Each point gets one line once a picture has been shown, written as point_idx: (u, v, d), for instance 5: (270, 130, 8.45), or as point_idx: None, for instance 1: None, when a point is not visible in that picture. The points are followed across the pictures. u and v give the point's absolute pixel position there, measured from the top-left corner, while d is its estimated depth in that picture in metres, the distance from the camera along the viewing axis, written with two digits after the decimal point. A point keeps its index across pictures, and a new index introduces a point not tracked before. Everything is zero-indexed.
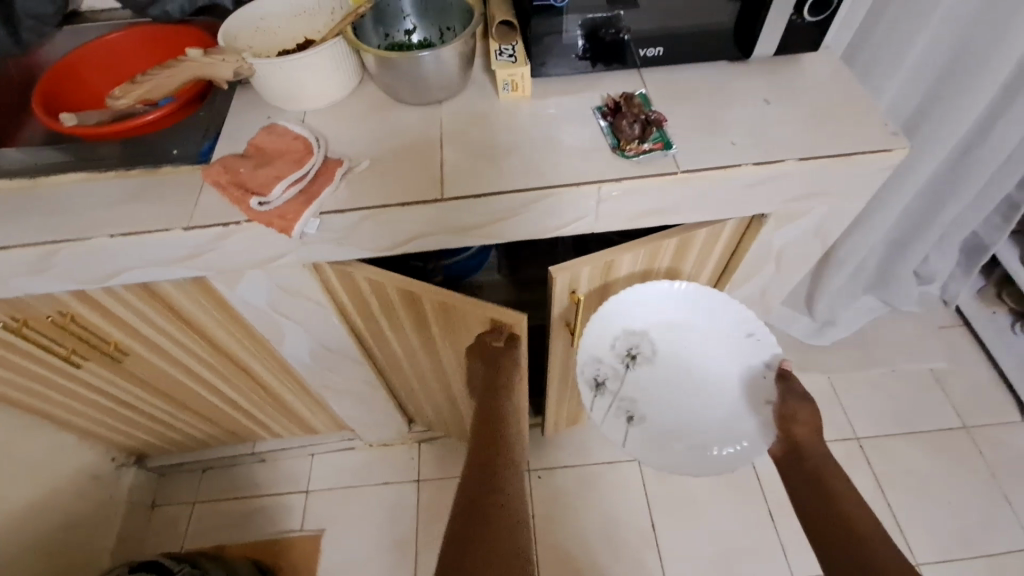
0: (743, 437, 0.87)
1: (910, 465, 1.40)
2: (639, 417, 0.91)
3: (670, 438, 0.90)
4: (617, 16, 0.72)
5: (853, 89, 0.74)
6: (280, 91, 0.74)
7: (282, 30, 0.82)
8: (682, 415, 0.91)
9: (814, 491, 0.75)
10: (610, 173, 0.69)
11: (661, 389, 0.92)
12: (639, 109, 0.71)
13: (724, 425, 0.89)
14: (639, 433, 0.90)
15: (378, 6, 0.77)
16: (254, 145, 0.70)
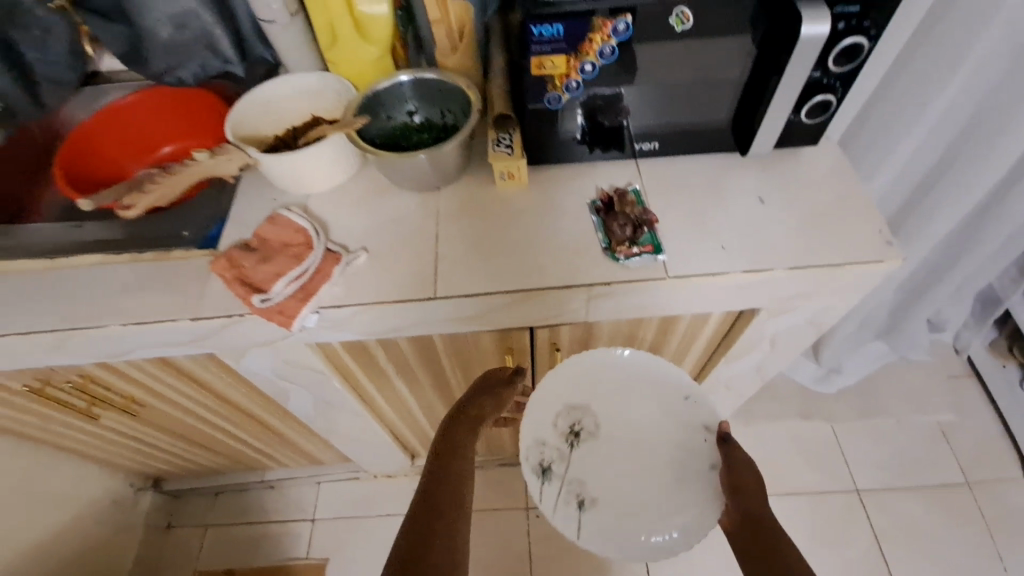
0: (693, 521, 0.68)
1: (910, 522, 1.39)
2: (593, 503, 0.71)
3: (631, 525, 0.70)
4: (619, 93, 0.69)
5: (850, 190, 0.74)
6: (284, 179, 0.77)
7: (289, 111, 0.85)
8: (637, 492, 0.72)
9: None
10: (597, 273, 0.70)
11: (611, 464, 0.73)
12: (632, 209, 0.72)
13: (679, 501, 0.70)
14: (593, 525, 0.70)
15: (378, 94, 0.78)
16: (258, 237, 0.73)
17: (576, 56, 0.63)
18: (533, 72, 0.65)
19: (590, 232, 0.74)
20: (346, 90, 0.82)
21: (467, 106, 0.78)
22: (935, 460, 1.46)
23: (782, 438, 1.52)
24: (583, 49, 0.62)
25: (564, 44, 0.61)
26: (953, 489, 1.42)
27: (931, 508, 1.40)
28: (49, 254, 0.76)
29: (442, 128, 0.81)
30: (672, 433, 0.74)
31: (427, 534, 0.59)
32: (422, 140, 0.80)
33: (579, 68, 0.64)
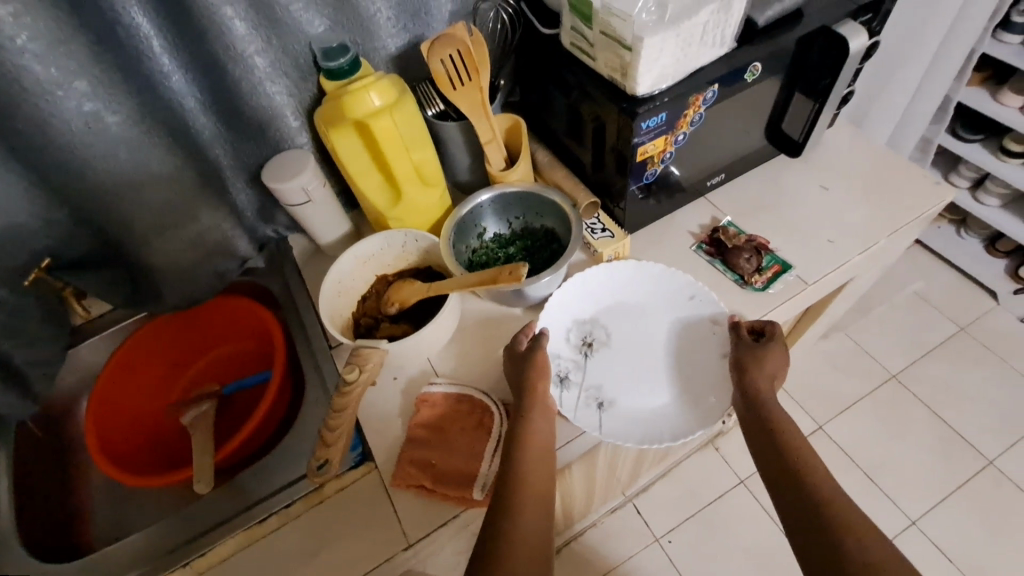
0: (712, 399, 0.67)
1: (943, 380, 1.61)
2: (611, 405, 0.68)
3: (648, 423, 0.66)
4: (669, 152, 0.70)
5: (879, 151, 0.86)
6: (405, 356, 0.71)
7: (357, 284, 0.77)
8: (648, 396, 0.68)
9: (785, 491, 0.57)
10: (749, 308, 0.73)
11: (630, 367, 0.70)
12: (741, 239, 0.77)
13: (709, 386, 0.68)
14: (617, 423, 0.66)
15: (458, 229, 0.76)
16: (422, 428, 0.66)
17: (673, 132, 0.66)
18: (638, 158, 0.67)
19: (714, 275, 0.77)
20: (412, 237, 0.76)
21: (541, 205, 0.78)
22: (930, 322, 1.70)
23: (819, 362, 1.66)
24: (678, 124, 0.66)
25: (665, 126, 0.65)
26: (953, 338, 1.67)
27: (949, 362, 1.64)
28: (178, 564, 0.65)
29: (520, 235, 0.81)
30: (683, 335, 0.72)
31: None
32: (512, 254, 0.79)
33: (674, 140, 0.68)
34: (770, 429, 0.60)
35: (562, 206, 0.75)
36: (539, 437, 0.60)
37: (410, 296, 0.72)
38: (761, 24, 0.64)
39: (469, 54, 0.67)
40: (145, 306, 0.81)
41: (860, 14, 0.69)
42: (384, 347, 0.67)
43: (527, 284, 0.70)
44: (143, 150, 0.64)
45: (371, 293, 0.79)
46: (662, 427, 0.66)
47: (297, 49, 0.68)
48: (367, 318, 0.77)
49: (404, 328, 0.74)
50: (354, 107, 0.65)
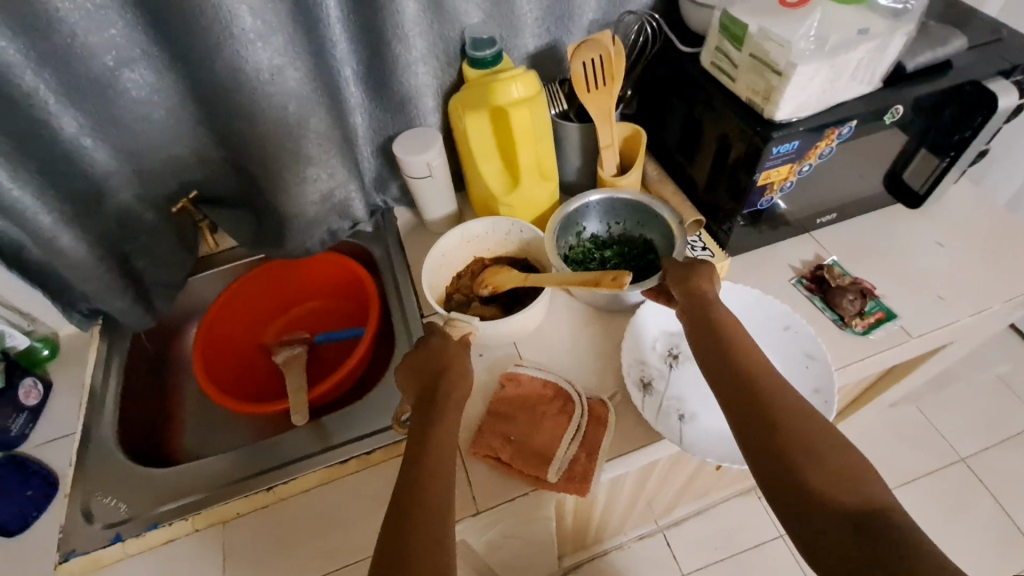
0: None
1: (1019, 474, 1.50)
2: (692, 418, 0.68)
3: (729, 445, 0.65)
4: (789, 182, 0.70)
5: (1002, 216, 0.83)
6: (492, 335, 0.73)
7: (455, 260, 0.80)
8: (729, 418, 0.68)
9: (757, 434, 0.53)
10: (845, 350, 0.72)
11: None
12: (846, 281, 0.76)
13: None
14: (696, 437, 0.66)
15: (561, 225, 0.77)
16: (504, 403, 0.69)
17: (800, 161, 0.67)
18: (760, 182, 0.68)
19: (810, 311, 0.76)
20: (517, 224, 0.78)
21: (646, 212, 0.78)
22: (1012, 410, 1.60)
23: (882, 428, 1.58)
24: (807, 154, 0.66)
25: (794, 154, 0.65)
26: None
27: None
28: (261, 488, 0.69)
29: (616, 240, 0.82)
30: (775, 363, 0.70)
31: (413, 489, 0.51)
32: (606, 257, 0.80)
33: (798, 170, 0.68)
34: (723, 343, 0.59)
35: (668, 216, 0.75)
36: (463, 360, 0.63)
37: (504, 282, 0.74)
38: (908, 69, 0.64)
39: (610, 60, 0.70)
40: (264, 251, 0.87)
41: (1015, 73, 0.67)
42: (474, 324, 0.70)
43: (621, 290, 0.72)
44: (310, 107, 0.69)
45: (466, 272, 0.81)
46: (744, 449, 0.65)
47: (449, 34, 0.74)
48: (458, 297, 0.79)
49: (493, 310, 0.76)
50: (499, 94, 0.69)
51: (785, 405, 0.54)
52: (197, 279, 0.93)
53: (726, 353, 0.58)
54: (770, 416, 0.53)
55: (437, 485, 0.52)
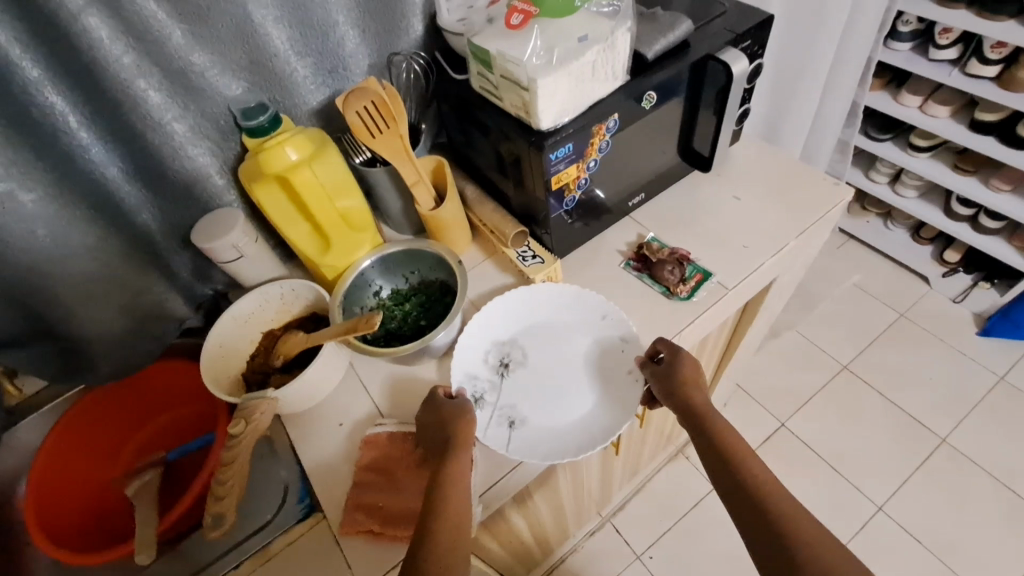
0: (619, 411, 0.69)
1: (891, 365, 1.68)
2: (523, 423, 0.69)
3: (561, 439, 0.68)
4: (584, 181, 0.74)
5: (783, 160, 0.92)
6: (295, 406, 0.72)
7: (243, 342, 0.78)
8: (561, 412, 0.70)
9: (758, 525, 0.57)
10: (676, 318, 0.77)
11: (545, 385, 0.72)
12: (664, 253, 0.81)
13: (619, 396, 0.71)
14: (527, 440, 0.68)
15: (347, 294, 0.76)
16: (365, 471, 0.66)
17: (583, 160, 0.71)
18: (553, 186, 0.71)
19: (640, 289, 0.81)
20: (290, 288, 0.78)
21: (432, 259, 0.79)
22: (871, 311, 1.79)
23: (773, 360, 1.71)
24: (586, 152, 0.70)
25: (574, 155, 0.69)
26: (895, 324, 1.75)
27: (894, 347, 1.71)
28: None
29: (415, 289, 0.81)
30: (592, 351, 0.74)
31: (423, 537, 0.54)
32: (408, 310, 0.79)
33: (586, 167, 0.72)
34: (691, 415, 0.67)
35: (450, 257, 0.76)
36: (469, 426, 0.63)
37: (292, 348, 0.73)
38: (650, 57, 0.70)
39: (384, 104, 0.70)
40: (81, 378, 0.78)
41: (741, 41, 0.75)
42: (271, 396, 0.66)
43: (419, 343, 0.71)
44: (68, 223, 0.65)
45: (260, 349, 0.79)
46: (569, 440, 0.68)
47: (215, 111, 0.70)
48: (255, 375, 0.76)
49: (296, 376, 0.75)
50: (269, 162, 0.67)
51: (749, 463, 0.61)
52: (23, 425, 0.84)
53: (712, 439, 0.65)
54: (777, 526, 0.56)
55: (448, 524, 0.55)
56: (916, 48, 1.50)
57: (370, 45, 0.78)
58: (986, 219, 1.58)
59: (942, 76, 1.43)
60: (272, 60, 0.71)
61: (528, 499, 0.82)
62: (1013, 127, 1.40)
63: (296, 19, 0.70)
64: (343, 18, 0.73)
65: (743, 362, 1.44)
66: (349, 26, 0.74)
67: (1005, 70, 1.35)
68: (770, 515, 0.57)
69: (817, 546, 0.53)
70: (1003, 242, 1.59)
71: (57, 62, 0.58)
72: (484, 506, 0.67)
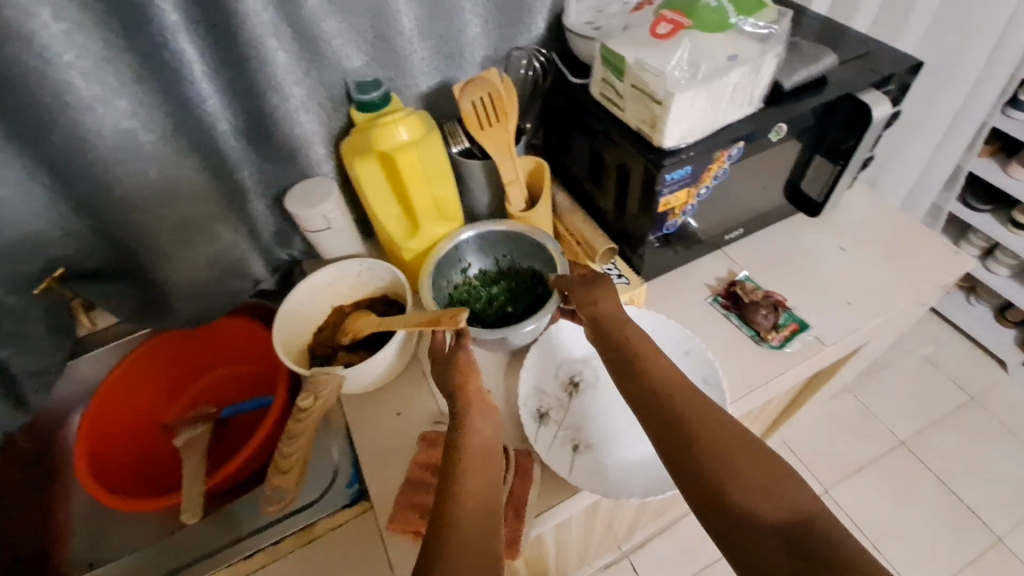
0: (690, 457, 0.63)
1: (952, 449, 1.57)
2: (587, 449, 0.65)
3: (626, 475, 0.63)
4: (690, 208, 0.70)
5: (897, 217, 0.86)
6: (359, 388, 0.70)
7: (313, 315, 0.77)
8: (630, 446, 0.66)
9: (694, 482, 0.50)
10: (765, 367, 0.72)
11: (615, 415, 0.68)
12: (758, 295, 0.76)
13: None
14: (589, 469, 0.64)
15: (441, 265, 0.74)
16: (420, 468, 0.63)
17: (696, 185, 0.67)
18: (659, 208, 0.67)
19: (728, 329, 0.76)
20: (368, 266, 0.76)
21: (527, 247, 0.77)
22: (938, 388, 1.67)
23: (824, 421, 1.62)
24: (702, 177, 0.66)
25: (688, 179, 0.65)
26: (963, 407, 1.64)
27: (958, 431, 1.60)
28: None
29: (504, 274, 0.79)
30: None
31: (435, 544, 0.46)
32: (495, 294, 0.77)
33: (697, 193, 0.68)
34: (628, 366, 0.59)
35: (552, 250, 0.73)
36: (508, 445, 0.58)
37: (362, 329, 0.71)
38: (787, 87, 0.66)
39: (500, 97, 0.68)
40: (155, 322, 0.79)
41: (884, 85, 0.70)
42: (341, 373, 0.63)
43: (507, 330, 0.67)
44: (176, 170, 0.65)
45: (328, 324, 0.78)
46: (631, 477, 0.63)
47: (331, 80, 0.69)
48: (322, 349, 0.76)
49: (361, 358, 0.73)
50: (380, 140, 0.65)
51: (701, 412, 0.54)
52: (84, 358, 0.83)
53: (648, 383, 0.57)
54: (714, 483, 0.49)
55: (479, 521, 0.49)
56: None
57: (490, 35, 0.76)
58: None
59: None
60: (395, 37, 0.69)
61: (570, 525, 0.79)
62: None
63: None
64: (471, 4, 0.72)
65: (796, 417, 1.37)
66: (474, 14, 0.73)
67: None
68: (706, 456, 0.51)
69: (740, 494, 0.48)
70: None
71: (199, 11, 0.58)
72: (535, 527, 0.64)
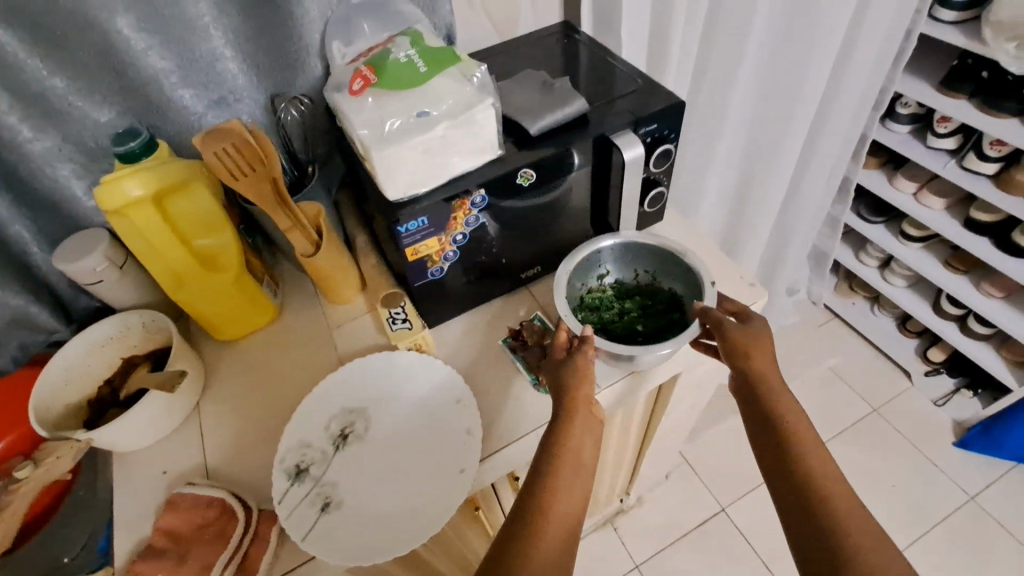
0: (426, 514, 0.64)
1: (854, 463, 1.56)
2: (337, 506, 0.64)
3: (364, 535, 0.62)
4: (452, 253, 0.69)
5: (705, 249, 0.85)
6: (122, 446, 0.69)
7: (93, 371, 0.75)
8: (382, 500, 0.65)
9: (810, 550, 0.52)
10: (535, 414, 0.71)
11: (375, 471, 0.67)
12: (542, 335, 0.75)
13: (433, 499, 0.64)
14: (330, 527, 0.62)
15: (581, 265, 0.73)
16: (157, 534, 0.62)
17: (446, 233, 0.65)
18: (409, 257, 0.66)
19: (514, 373, 0.74)
20: (153, 318, 0.76)
21: (673, 267, 0.73)
22: (843, 401, 1.67)
23: (727, 436, 1.61)
24: (449, 225, 0.65)
25: (431, 228, 0.64)
26: (867, 419, 1.63)
27: (860, 444, 1.59)
28: None
29: (641, 290, 0.77)
30: (433, 438, 0.69)
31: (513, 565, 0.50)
32: (625, 308, 0.75)
33: (451, 241, 0.67)
34: (756, 405, 0.61)
35: (704, 282, 0.69)
36: (581, 462, 0.58)
37: (134, 383, 0.73)
38: (532, 132, 0.65)
39: (248, 146, 0.66)
40: None
41: (643, 125, 0.69)
42: (81, 438, 0.64)
43: (639, 350, 0.65)
44: None
45: (116, 375, 0.76)
46: (370, 536, 0.62)
47: (81, 134, 0.68)
48: (97, 406, 0.74)
49: None
50: (106, 198, 0.63)
51: (822, 489, 0.54)
52: None
53: (778, 433, 0.58)
54: (835, 555, 0.50)
55: (549, 542, 0.52)
56: (916, 131, 1.40)
57: (266, 80, 0.75)
58: (974, 322, 1.46)
59: (937, 167, 1.32)
60: (146, 89, 0.68)
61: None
62: (1009, 232, 1.28)
63: (173, 50, 0.68)
64: (228, 52, 0.71)
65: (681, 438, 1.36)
66: (238, 60, 0.72)
67: (1005, 168, 1.24)
68: (827, 524, 0.52)
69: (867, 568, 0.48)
70: (993, 351, 1.46)
71: None
72: None
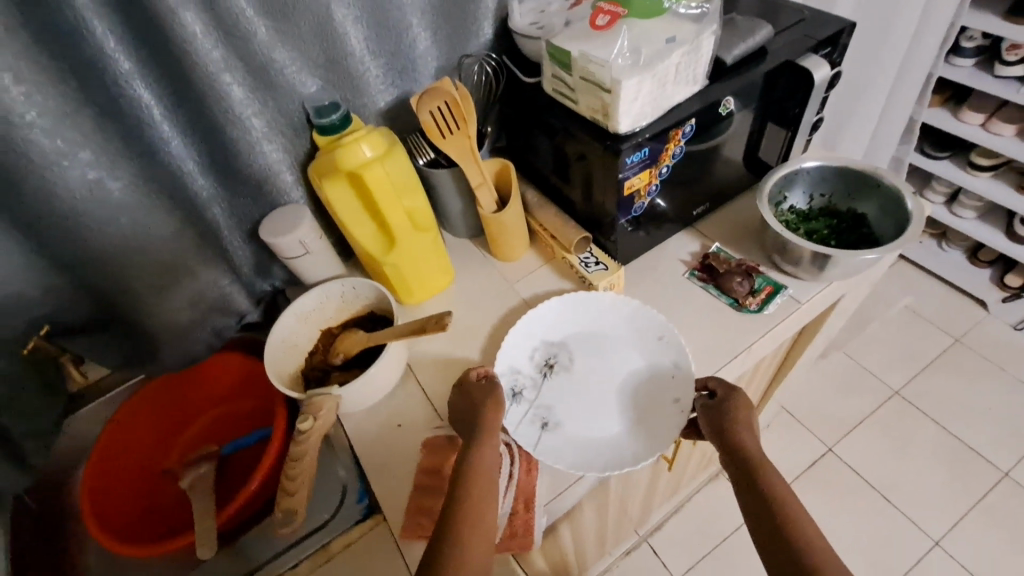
0: (646, 440, 0.66)
1: (946, 392, 1.60)
2: (557, 427, 0.68)
3: (589, 450, 0.66)
4: (654, 188, 0.73)
5: None
6: (359, 404, 0.72)
7: (304, 341, 0.78)
8: (603, 426, 0.68)
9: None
10: (745, 333, 0.74)
11: (587, 396, 0.70)
12: (730, 262, 0.78)
13: (654, 422, 0.67)
14: (555, 445, 0.66)
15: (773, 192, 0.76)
16: (424, 474, 0.66)
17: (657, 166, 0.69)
18: (625, 192, 0.69)
19: (709, 300, 0.78)
20: (352, 284, 0.77)
21: (858, 184, 0.78)
22: (924, 336, 1.71)
23: (817, 379, 1.66)
24: (661, 157, 0.69)
25: (648, 160, 0.67)
26: (951, 350, 1.68)
27: (949, 374, 1.64)
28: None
29: (820, 212, 0.81)
30: (637, 369, 0.72)
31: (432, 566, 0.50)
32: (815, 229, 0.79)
33: (658, 173, 0.71)
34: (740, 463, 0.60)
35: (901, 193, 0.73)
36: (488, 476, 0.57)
37: (352, 347, 0.73)
38: (729, 61, 0.69)
39: (458, 104, 0.69)
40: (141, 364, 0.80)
41: (820, 49, 0.73)
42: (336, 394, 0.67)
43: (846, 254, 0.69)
44: (150, 215, 0.66)
45: (318, 346, 0.79)
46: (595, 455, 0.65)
47: (289, 107, 0.71)
48: (314, 373, 0.77)
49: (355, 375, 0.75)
50: (345, 159, 0.67)
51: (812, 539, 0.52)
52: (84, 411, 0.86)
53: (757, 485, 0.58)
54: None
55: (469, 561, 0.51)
56: (980, 63, 1.45)
57: (441, 48, 0.78)
58: None
59: (1008, 93, 1.37)
60: (346, 61, 0.71)
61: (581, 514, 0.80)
62: None
63: (370, 21, 0.70)
64: (415, 20, 0.73)
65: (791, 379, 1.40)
66: (422, 27, 0.75)
67: None
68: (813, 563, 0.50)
69: None
70: None
71: (148, 56, 0.60)
72: (547, 516, 0.66)
